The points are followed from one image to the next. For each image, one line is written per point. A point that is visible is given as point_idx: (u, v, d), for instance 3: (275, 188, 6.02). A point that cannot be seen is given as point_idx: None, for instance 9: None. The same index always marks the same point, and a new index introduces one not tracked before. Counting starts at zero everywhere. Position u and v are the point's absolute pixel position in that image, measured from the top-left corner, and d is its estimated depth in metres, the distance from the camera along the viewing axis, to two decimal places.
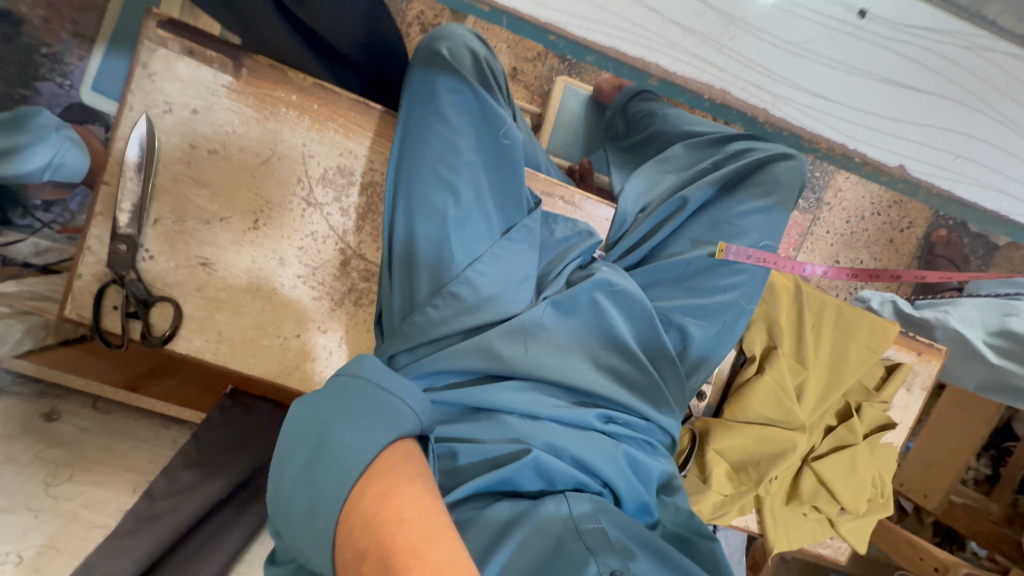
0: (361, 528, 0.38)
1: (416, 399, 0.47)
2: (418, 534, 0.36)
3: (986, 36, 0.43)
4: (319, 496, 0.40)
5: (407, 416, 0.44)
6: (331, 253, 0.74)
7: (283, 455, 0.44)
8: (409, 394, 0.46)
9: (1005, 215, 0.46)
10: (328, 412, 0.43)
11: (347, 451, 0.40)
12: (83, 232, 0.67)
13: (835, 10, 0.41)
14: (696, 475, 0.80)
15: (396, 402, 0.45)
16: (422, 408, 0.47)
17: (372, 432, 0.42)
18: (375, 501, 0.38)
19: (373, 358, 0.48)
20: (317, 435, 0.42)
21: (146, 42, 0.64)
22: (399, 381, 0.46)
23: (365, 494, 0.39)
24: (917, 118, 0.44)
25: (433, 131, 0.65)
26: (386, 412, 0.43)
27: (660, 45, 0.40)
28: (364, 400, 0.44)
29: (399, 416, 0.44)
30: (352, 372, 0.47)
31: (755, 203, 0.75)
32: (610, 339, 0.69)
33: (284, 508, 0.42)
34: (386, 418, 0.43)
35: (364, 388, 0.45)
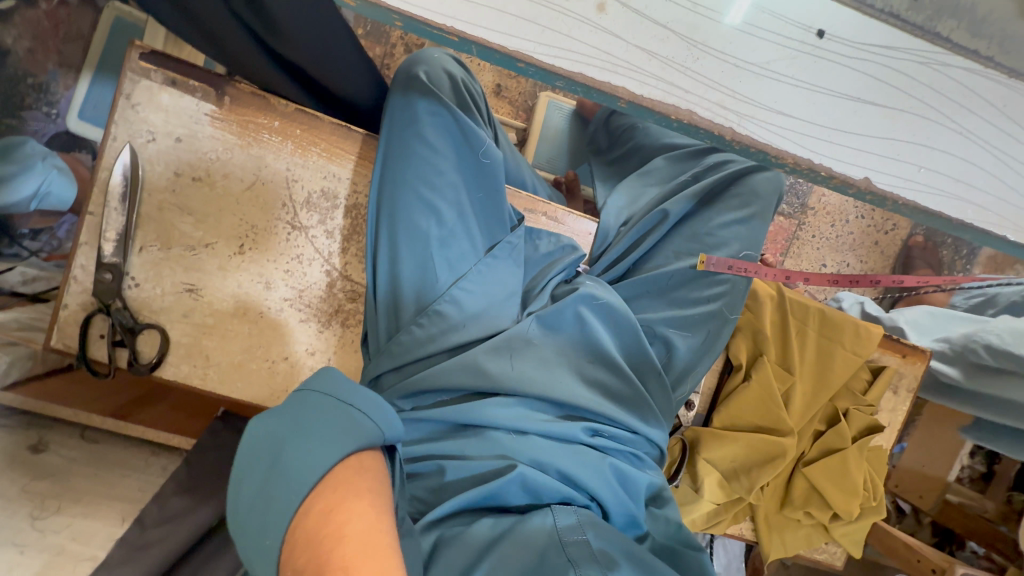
0: (305, 545, 0.38)
1: (381, 411, 0.46)
2: (354, 552, 0.37)
3: (942, 52, 0.45)
4: (268, 510, 0.40)
5: (368, 430, 0.44)
6: (318, 275, 0.74)
7: (241, 469, 0.43)
8: (374, 408, 0.46)
9: (973, 224, 0.47)
10: (287, 426, 0.43)
11: (303, 466, 0.40)
12: (68, 261, 0.67)
13: (794, 31, 0.43)
14: (689, 484, 0.81)
15: (361, 416, 0.45)
16: (387, 421, 0.47)
17: (333, 448, 0.41)
18: (321, 517, 0.39)
19: (338, 369, 0.48)
20: (274, 450, 0.42)
21: (129, 73, 0.65)
22: (359, 393, 0.46)
23: (312, 509, 0.39)
24: (879, 131, 0.45)
25: (413, 152, 0.66)
26: (348, 426, 0.43)
27: (626, 70, 0.41)
28: (322, 414, 0.43)
29: (360, 430, 0.44)
30: (316, 384, 0.46)
31: (734, 214, 0.76)
32: (595, 352, 0.70)
33: (236, 522, 0.42)
34: (347, 432, 0.43)
35: (329, 401, 0.44)
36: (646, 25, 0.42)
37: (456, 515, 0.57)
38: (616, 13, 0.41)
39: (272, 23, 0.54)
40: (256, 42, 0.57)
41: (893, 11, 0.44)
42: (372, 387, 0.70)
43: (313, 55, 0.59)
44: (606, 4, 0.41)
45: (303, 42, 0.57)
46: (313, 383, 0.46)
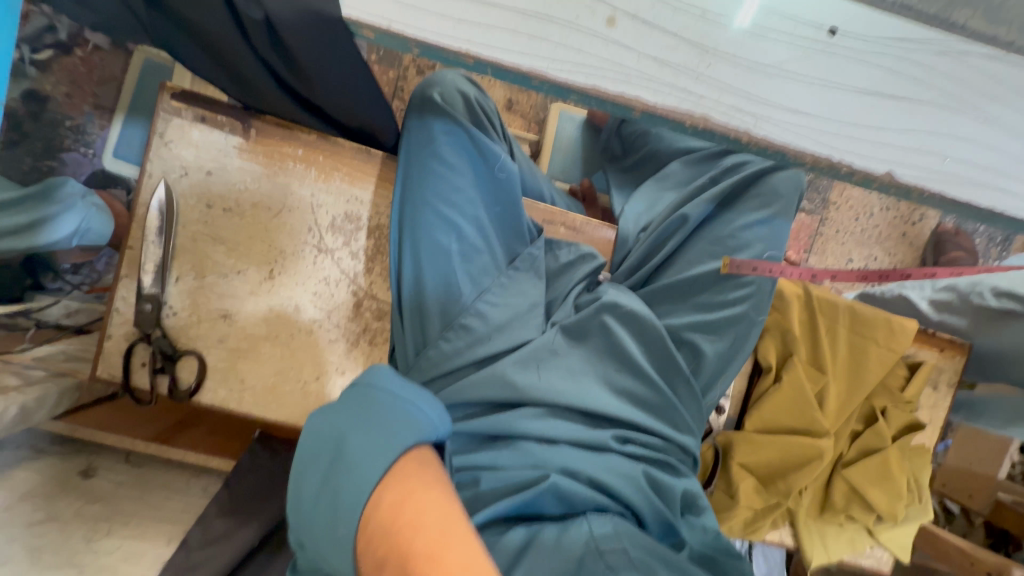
0: (382, 536, 0.40)
1: (434, 407, 0.50)
2: (434, 542, 0.38)
3: (959, 41, 0.44)
4: (339, 505, 0.42)
5: (424, 422, 0.47)
6: (345, 296, 0.75)
7: (304, 463, 0.46)
8: (428, 405, 0.49)
9: (1003, 212, 0.47)
10: (348, 424, 0.46)
11: (366, 459, 0.42)
12: (111, 293, 0.71)
13: (806, 30, 0.43)
14: (724, 490, 0.81)
15: (417, 411, 0.48)
16: (441, 417, 0.49)
17: (392, 441, 0.44)
18: (392, 509, 0.40)
19: (386, 367, 0.52)
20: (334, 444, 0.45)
21: (163, 113, 0.69)
22: (413, 389, 0.50)
23: (383, 501, 0.41)
24: (901, 125, 0.45)
25: (431, 171, 0.67)
26: (404, 419, 0.46)
27: (638, 80, 0.42)
28: (381, 408, 0.47)
29: (418, 423, 0.46)
30: (370, 384, 0.50)
31: (755, 215, 0.75)
32: (622, 359, 0.70)
33: (305, 517, 0.44)
34: (406, 424, 0.46)
35: (383, 397, 0.48)
36: (657, 35, 0.42)
37: (492, 523, 0.58)
38: (627, 25, 0.42)
39: (295, 65, 0.55)
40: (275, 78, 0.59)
41: (906, 4, 0.44)
42: None
43: (330, 91, 0.60)
44: (616, 17, 0.41)
45: (322, 83, 0.58)
46: (368, 380, 0.50)
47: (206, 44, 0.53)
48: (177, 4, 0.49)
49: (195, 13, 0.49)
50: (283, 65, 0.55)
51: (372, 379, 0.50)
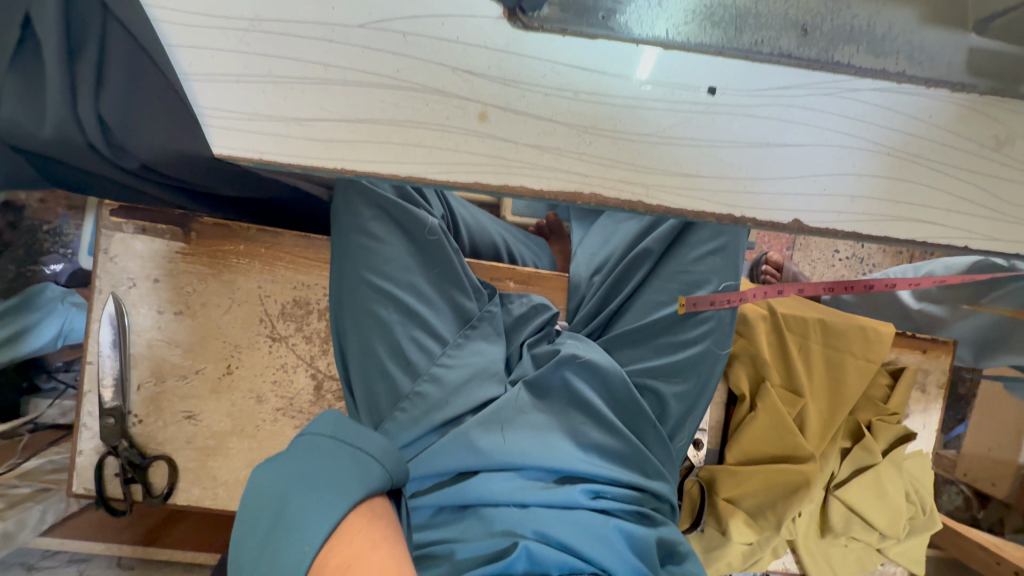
0: None
1: (389, 457, 0.55)
2: None
3: (847, 80, 0.42)
4: (280, 569, 0.44)
5: (374, 475, 0.52)
6: (305, 380, 0.76)
7: (246, 527, 0.48)
8: (384, 455, 0.54)
9: (918, 240, 0.46)
10: (301, 480, 0.49)
11: (316, 514, 0.46)
12: (77, 409, 0.72)
13: (684, 94, 0.42)
14: (715, 527, 0.77)
15: (371, 463, 0.53)
16: (395, 466, 0.55)
17: (343, 496, 0.48)
18: (337, 571, 0.43)
19: (333, 417, 0.57)
20: (282, 500, 0.48)
21: (105, 230, 0.70)
22: (361, 436, 0.55)
23: (326, 564, 0.44)
24: (800, 171, 0.44)
25: (360, 246, 0.65)
26: (355, 470, 0.51)
27: (521, 169, 0.43)
28: (328, 464, 0.51)
29: (370, 476, 0.51)
30: (324, 440, 0.53)
31: (705, 247, 0.72)
32: (587, 411, 0.69)
33: None
34: (359, 478, 0.51)
35: (338, 451, 0.52)
36: (533, 121, 0.42)
37: None
38: (500, 117, 0.41)
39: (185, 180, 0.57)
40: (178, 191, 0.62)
41: (783, 50, 0.42)
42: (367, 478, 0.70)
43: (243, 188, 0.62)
44: (488, 113, 0.41)
45: (228, 187, 0.60)
46: (319, 430, 0.55)
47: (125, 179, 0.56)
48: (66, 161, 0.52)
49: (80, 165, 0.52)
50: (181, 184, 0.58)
51: (321, 430, 0.55)
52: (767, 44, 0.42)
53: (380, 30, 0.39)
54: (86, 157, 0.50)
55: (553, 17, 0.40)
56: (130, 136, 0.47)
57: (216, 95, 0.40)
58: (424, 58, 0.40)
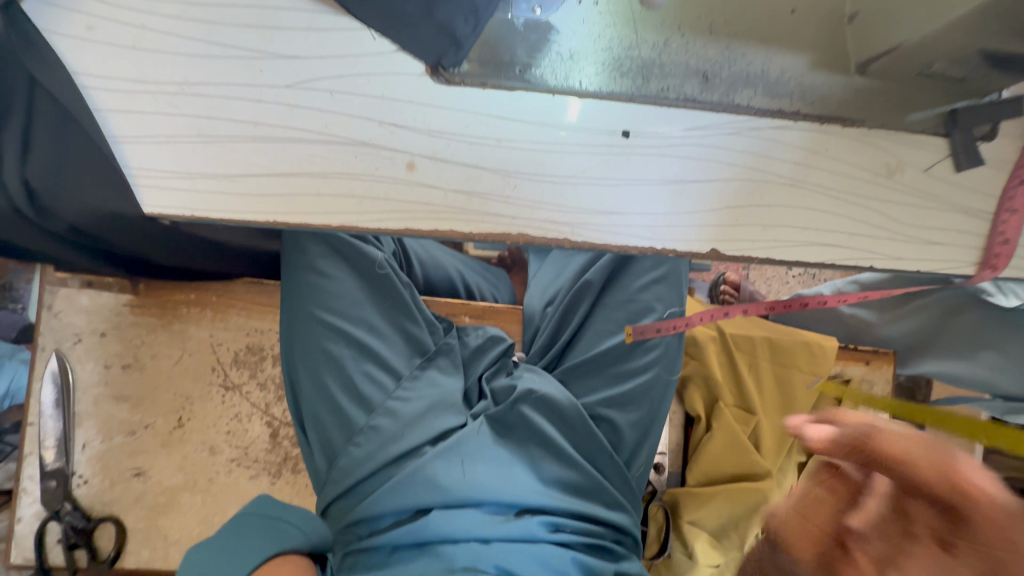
0: None
1: (310, 521, 0.59)
2: None
3: (748, 119, 0.46)
4: None
5: (293, 536, 0.56)
6: (260, 429, 0.74)
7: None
8: (303, 520, 0.59)
9: (828, 263, 0.49)
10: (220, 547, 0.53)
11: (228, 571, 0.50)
12: (16, 474, 0.69)
13: (601, 134, 0.45)
14: (682, 551, 0.77)
15: (288, 526, 0.57)
16: (314, 529, 0.59)
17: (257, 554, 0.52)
18: None
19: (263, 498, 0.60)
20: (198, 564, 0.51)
21: (48, 285, 0.70)
22: (288, 509, 0.59)
23: None
24: (714, 203, 0.47)
25: (310, 284, 0.65)
26: (274, 534, 0.56)
27: (450, 214, 0.44)
28: (253, 531, 0.55)
29: (285, 537, 0.56)
30: (243, 514, 0.58)
31: (648, 276, 0.74)
32: (546, 444, 0.69)
33: None
34: (273, 539, 0.55)
35: (257, 522, 0.56)
36: (459, 167, 0.44)
37: None
38: (428, 166, 0.44)
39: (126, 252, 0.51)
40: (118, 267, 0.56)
41: (689, 95, 0.46)
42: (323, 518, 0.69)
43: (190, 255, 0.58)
44: (415, 162, 0.43)
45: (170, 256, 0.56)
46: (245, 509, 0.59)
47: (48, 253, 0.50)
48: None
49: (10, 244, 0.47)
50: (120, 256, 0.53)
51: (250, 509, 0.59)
52: (673, 90, 0.46)
53: (307, 89, 0.42)
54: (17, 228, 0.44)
55: (472, 72, 0.44)
56: (53, 199, 0.42)
57: (153, 155, 0.41)
58: (352, 112, 0.42)
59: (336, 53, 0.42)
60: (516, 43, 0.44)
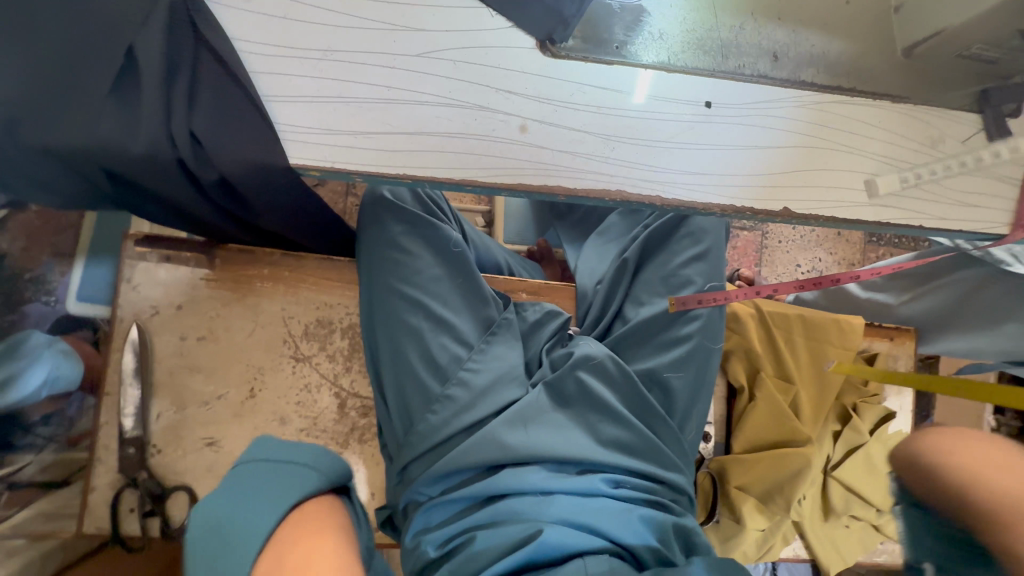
0: None
1: (323, 457, 0.48)
2: None
3: (811, 94, 0.52)
4: None
5: (311, 477, 0.46)
6: (328, 399, 0.77)
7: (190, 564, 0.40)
8: (314, 456, 0.48)
9: (885, 221, 0.54)
10: (228, 504, 0.42)
11: (244, 530, 0.40)
12: (93, 443, 0.70)
13: (686, 106, 0.51)
14: (729, 516, 0.82)
15: (302, 468, 0.46)
16: (331, 465, 0.48)
17: (273, 508, 0.42)
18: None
19: (265, 439, 0.50)
20: (209, 528, 0.41)
21: (128, 259, 0.72)
22: (296, 450, 0.48)
23: None
24: (785, 167, 0.53)
25: (392, 259, 0.70)
26: (287, 481, 0.45)
27: (557, 172, 0.49)
28: (263, 478, 0.45)
29: (303, 482, 0.45)
30: (246, 460, 0.47)
31: (689, 253, 0.80)
32: (604, 408, 0.72)
33: None
34: (290, 487, 0.44)
35: (265, 470, 0.46)
36: (565, 131, 0.49)
37: None
38: (538, 129, 0.49)
39: (248, 206, 0.54)
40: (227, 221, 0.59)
41: (762, 72, 0.52)
42: (399, 482, 0.71)
43: (292, 223, 0.60)
44: (527, 124, 0.48)
45: (278, 219, 0.57)
46: (249, 453, 0.48)
47: (174, 204, 0.52)
48: (142, 180, 0.48)
49: (153, 188, 0.49)
50: (237, 210, 0.55)
51: (252, 453, 0.48)
52: (748, 68, 0.52)
53: (434, 58, 0.47)
54: (168, 177, 0.47)
55: (576, 48, 0.49)
56: (215, 148, 0.46)
57: (298, 114, 0.45)
58: (471, 81, 0.47)
59: (458, 27, 0.47)
60: (613, 23, 0.50)
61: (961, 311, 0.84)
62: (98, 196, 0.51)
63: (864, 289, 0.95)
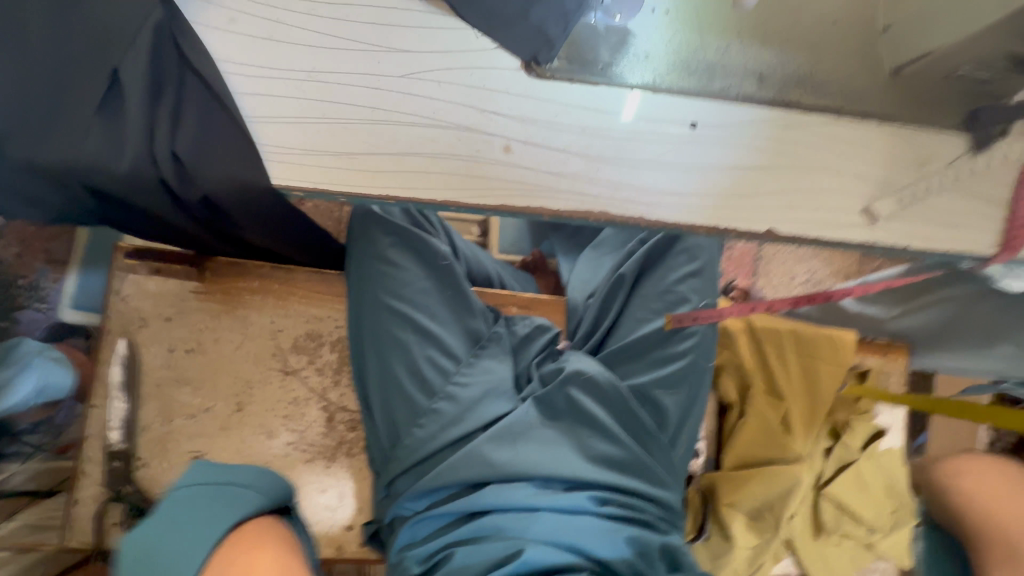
0: None
1: (264, 480, 0.51)
2: None
3: (800, 114, 0.52)
4: None
5: (250, 498, 0.49)
6: (316, 413, 0.77)
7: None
8: (257, 480, 0.51)
9: (871, 243, 0.54)
10: (169, 529, 0.45)
11: (186, 546, 0.43)
12: (78, 456, 0.70)
13: (672, 127, 0.51)
14: (718, 532, 0.81)
15: (245, 490, 0.49)
16: (272, 486, 0.51)
17: (213, 529, 0.44)
18: None
19: (198, 466, 0.52)
20: (148, 552, 0.43)
21: (117, 271, 0.72)
22: (231, 473, 0.51)
23: None
24: (772, 189, 0.53)
25: (380, 272, 0.70)
26: (227, 503, 0.47)
27: (540, 192, 0.49)
28: (203, 502, 0.47)
29: (244, 502, 0.48)
30: (182, 487, 0.50)
31: (685, 269, 0.79)
32: (594, 425, 0.71)
33: None
34: (231, 507, 0.47)
35: (199, 495, 0.48)
36: (550, 152, 0.49)
37: None
38: (522, 149, 0.49)
39: (232, 222, 0.53)
40: (211, 236, 0.59)
41: (748, 93, 0.52)
42: (385, 496, 0.71)
43: (277, 240, 0.60)
44: (511, 145, 0.48)
45: (262, 236, 0.57)
46: (183, 481, 0.50)
47: (158, 221, 0.52)
48: (126, 198, 0.47)
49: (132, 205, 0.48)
50: (222, 227, 0.55)
51: (184, 481, 0.50)
52: (735, 89, 0.52)
53: (419, 79, 0.47)
54: (151, 196, 0.47)
55: (562, 68, 0.49)
56: (200, 167, 0.45)
57: (283, 133, 0.45)
58: (455, 101, 0.48)
59: (445, 48, 0.47)
60: (599, 44, 0.50)
61: (953, 328, 0.83)
62: (83, 213, 0.49)
63: (857, 302, 0.95)
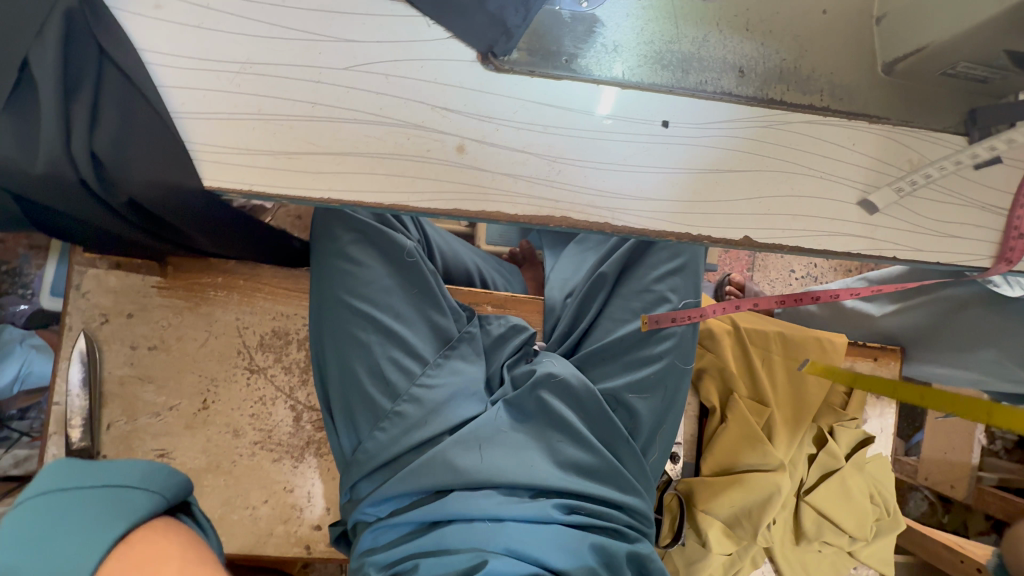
0: None
1: (155, 478, 0.47)
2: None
3: (781, 113, 0.48)
4: None
5: (146, 498, 0.44)
6: (284, 412, 0.75)
7: None
8: (147, 479, 0.46)
9: (855, 253, 0.51)
10: (35, 544, 0.38)
11: (65, 560, 0.37)
12: (40, 454, 0.69)
13: (641, 126, 0.47)
14: (695, 539, 0.78)
15: (135, 492, 0.44)
16: (167, 484, 0.47)
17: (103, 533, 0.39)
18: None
19: (57, 467, 0.46)
20: (7, 568, 0.37)
21: (77, 265, 0.69)
22: (114, 472, 0.46)
23: None
24: (747, 193, 0.49)
25: (340, 270, 0.67)
26: (120, 505, 0.43)
27: (497, 195, 0.46)
28: (83, 506, 0.42)
29: (134, 506, 0.43)
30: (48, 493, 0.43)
31: (666, 267, 0.76)
32: (566, 429, 0.69)
33: None
34: (123, 510, 0.42)
35: (75, 499, 0.42)
36: (507, 152, 0.46)
37: None
38: (477, 149, 0.45)
39: (166, 226, 0.52)
40: (158, 237, 0.57)
41: (725, 89, 0.48)
42: (349, 500, 0.69)
43: (221, 240, 0.58)
44: (464, 145, 0.45)
45: (205, 236, 0.56)
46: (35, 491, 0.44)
47: (90, 223, 0.51)
48: (52, 198, 0.45)
49: (57, 204, 0.46)
50: (157, 230, 0.54)
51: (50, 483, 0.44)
52: (711, 84, 0.48)
53: (364, 71, 0.43)
54: (75, 197, 0.45)
55: (521, 61, 0.45)
56: (121, 170, 0.43)
57: (216, 132, 0.42)
58: (403, 96, 0.44)
59: (392, 37, 0.44)
60: (563, 34, 0.46)
61: (945, 333, 0.80)
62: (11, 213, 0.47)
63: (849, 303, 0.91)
